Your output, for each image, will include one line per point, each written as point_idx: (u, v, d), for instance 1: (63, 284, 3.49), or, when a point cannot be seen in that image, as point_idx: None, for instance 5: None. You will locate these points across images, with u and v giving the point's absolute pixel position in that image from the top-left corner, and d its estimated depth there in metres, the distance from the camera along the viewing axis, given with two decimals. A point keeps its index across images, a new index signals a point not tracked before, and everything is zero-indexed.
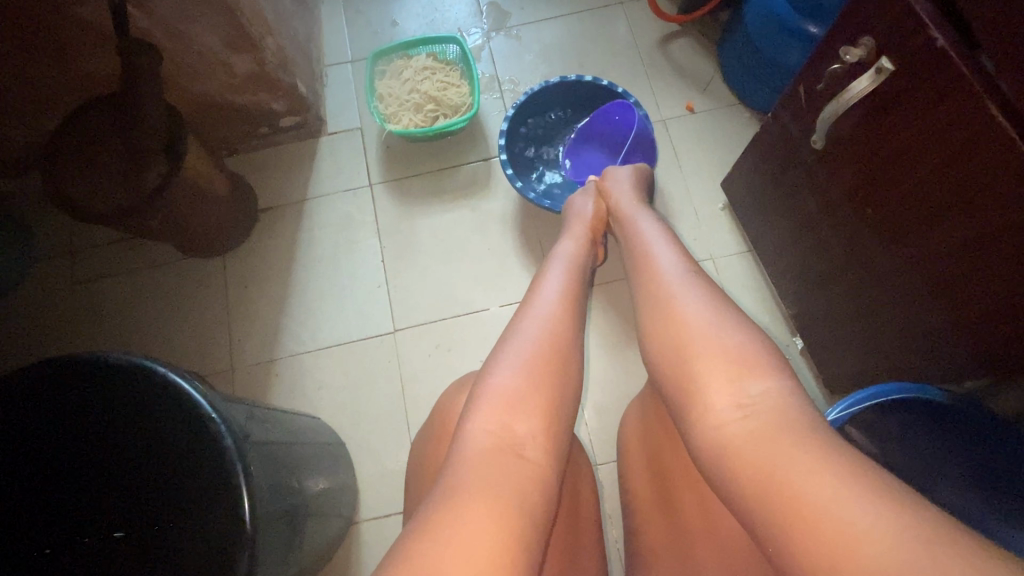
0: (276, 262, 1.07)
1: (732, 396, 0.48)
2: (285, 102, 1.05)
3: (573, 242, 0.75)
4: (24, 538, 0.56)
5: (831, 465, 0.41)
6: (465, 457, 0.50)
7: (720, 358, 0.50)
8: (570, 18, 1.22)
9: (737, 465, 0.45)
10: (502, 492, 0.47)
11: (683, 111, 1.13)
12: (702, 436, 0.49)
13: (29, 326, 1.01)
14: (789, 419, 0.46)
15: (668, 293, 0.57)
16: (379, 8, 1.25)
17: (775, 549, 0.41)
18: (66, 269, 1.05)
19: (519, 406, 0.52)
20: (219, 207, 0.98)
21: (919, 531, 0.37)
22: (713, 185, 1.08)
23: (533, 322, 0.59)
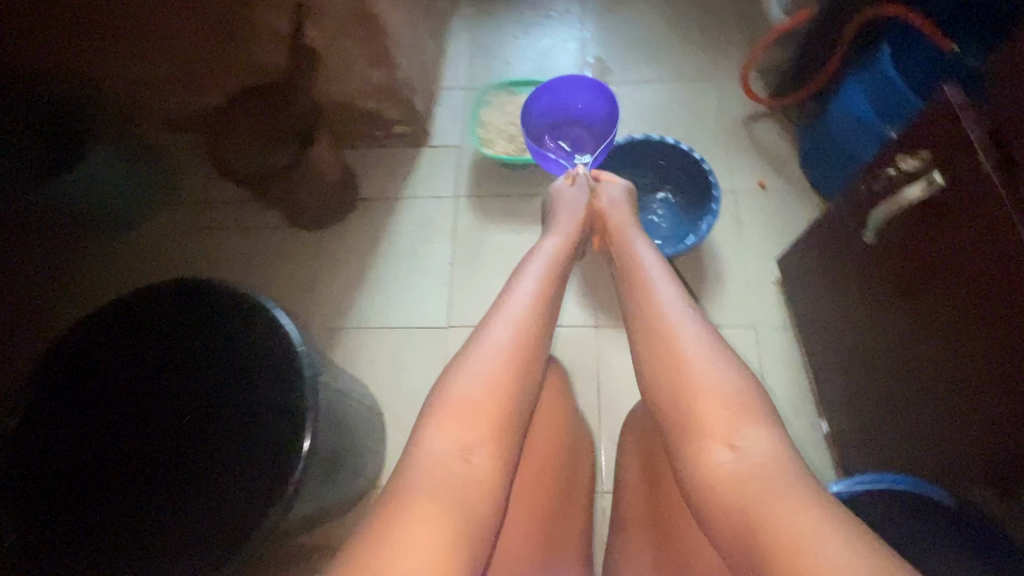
0: (361, 245, 1.21)
1: (726, 436, 0.53)
2: (401, 113, 1.22)
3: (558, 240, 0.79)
4: (132, 410, 0.75)
5: (812, 507, 0.47)
6: (427, 460, 0.56)
7: (722, 401, 0.55)
8: (665, 83, 1.33)
9: (727, 501, 0.51)
10: (449, 497, 0.54)
11: (753, 186, 1.19)
12: (695, 471, 0.54)
13: (139, 256, 1.20)
14: (781, 468, 0.50)
15: (666, 327, 0.62)
16: (497, 47, 1.41)
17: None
18: (191, 214, 1.23)
19: (476, 415, 0.58)
20: (327, 189, 1.14)
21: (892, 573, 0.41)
22: (769, 259, 1.13)
23: (497, 335, 0.63)
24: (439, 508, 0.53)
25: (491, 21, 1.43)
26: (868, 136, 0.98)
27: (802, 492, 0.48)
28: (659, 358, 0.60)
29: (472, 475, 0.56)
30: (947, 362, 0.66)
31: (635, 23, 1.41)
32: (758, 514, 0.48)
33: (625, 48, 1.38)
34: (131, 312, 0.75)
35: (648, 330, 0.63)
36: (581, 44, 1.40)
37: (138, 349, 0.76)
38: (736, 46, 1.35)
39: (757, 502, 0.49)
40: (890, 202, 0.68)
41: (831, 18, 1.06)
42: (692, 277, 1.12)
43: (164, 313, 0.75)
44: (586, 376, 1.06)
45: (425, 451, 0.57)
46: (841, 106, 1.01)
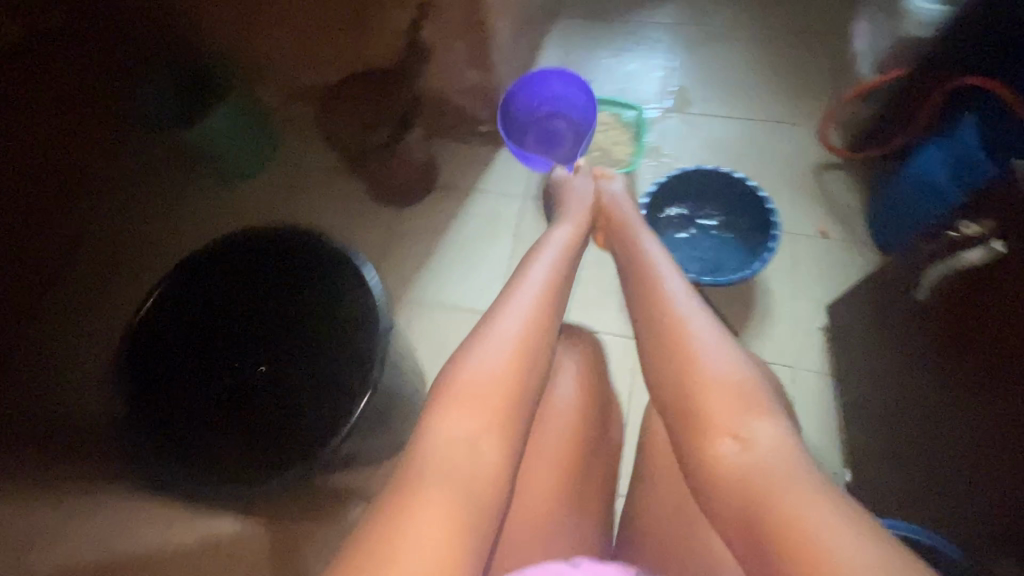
0: (431, 228, 1.30)
1: (730, 427, 0.58)
2: (489, 113, 1.31)
3: (568, 229, 0.83)
4: (239, 324, 0.89)
5: (811, 494, 0.51)
6: (439, 439, 0.59)
7: (728, 395, 0.60)
8: (742, 121, 1.37)
9: (734, 490, 0.55)
10: (457, 484, 0.56)
11: (814, 233, 1.22)
12: (702, 462, 0.59)
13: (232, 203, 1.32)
14: (785, 459, 0.55)
15: (673, 320, 0.66)
16: (586, 65, 1.49)
17: (764, 563, 0.49)
18: (286, 174, 1.33)
19: (487, 400, 0.61)
20: (412, 171, 1.24)
21: (888, 556, 0.45)
22: (818, 305, 1.15)
23: (507, 326, 0.65)
24: (451, 483, 0.56)
25: (584, 40, 1.52)
26: (936, 199, 1.00)
27: (802, 480, 0.52)
28: (666, 350, 0.64)
29: (481, 457, 0.58)
30: (983, 424, 0.68)
31: (721, 61, 1.46)
32: (762, 501, 0.52)
33: (708, 82, 1.43)
34: (249, 245, 0.85)
35: (653, 322, 0.67)
36: (666, 73, 1.46)
37: (250, 277, 0.87)
38: (819, 95, 1.38)
39: (760, 489, 0.53)
40: (948, 259, 0.73)
41: (926, 78, 1.06)
42: (739, 309, 1.15)
43: (276, 253, 0.85)
44: (620, 385, 1.11)
45: (431, 439, 0.59)
46: (917, 165, 1.04)
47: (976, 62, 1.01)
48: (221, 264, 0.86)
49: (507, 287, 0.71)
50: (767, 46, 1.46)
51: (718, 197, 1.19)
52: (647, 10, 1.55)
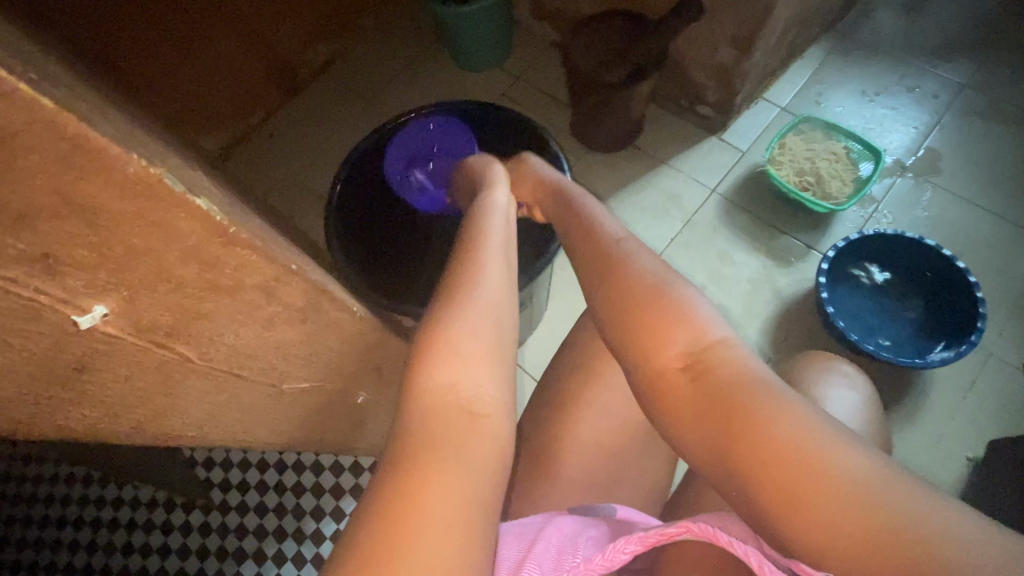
0: (611, 181, 1.33)
1: (679, 350, 0.50)
2: (717, 96, 1.28)
3: (506, 193, 0.72)
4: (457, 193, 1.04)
5: (781, 407, 0.44)
6: (423, 387, 0.48)
7: (673, 315, 0.52)
8: (988, 215, 1.20)
9: (706, 429, 0.47)
10: (448, 429, 0.46)
11: (1016, 364, 1.06)
12: (659, 402, 0.51)
13: (452, 90, 1.46)
14: (744, 371, 0.48)
15: (625, 253, 0.59)
16: (839, 90, 1.37)
17: (763, 511, 0.43)
18: (508, 84, 1.46)
19: (477, 355, 0.50)
20: (621, 123, 1.27)
21: (867, 464, 0.41)
22: (978, 435, 1.01)
23: (479, 297, 0.55)
24: (450, 422, 0.46)
25: (849, 65, 1.39)
26: None
27: (763, 387, 0.46)
28: (619, 280, 0.56)
29: (477, 419, 0.47)
30: None
31: (994, 144, 1.28)
32: (730, 433, 0.45)
33: (966, 160, 1.27)
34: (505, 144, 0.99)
35: (603, 266, 0.59)
36: (922, 130, 1.31)
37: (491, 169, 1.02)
38: None
39: (725, 419, 0.46)
40: None
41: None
42: (884, 396, 1.05)
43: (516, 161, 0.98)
44: None
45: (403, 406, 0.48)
46: None
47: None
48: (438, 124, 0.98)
49: (457, 268, 0.58)
50: None
51: (917, 272, 1.08)
52: (934, 60, 1.38)
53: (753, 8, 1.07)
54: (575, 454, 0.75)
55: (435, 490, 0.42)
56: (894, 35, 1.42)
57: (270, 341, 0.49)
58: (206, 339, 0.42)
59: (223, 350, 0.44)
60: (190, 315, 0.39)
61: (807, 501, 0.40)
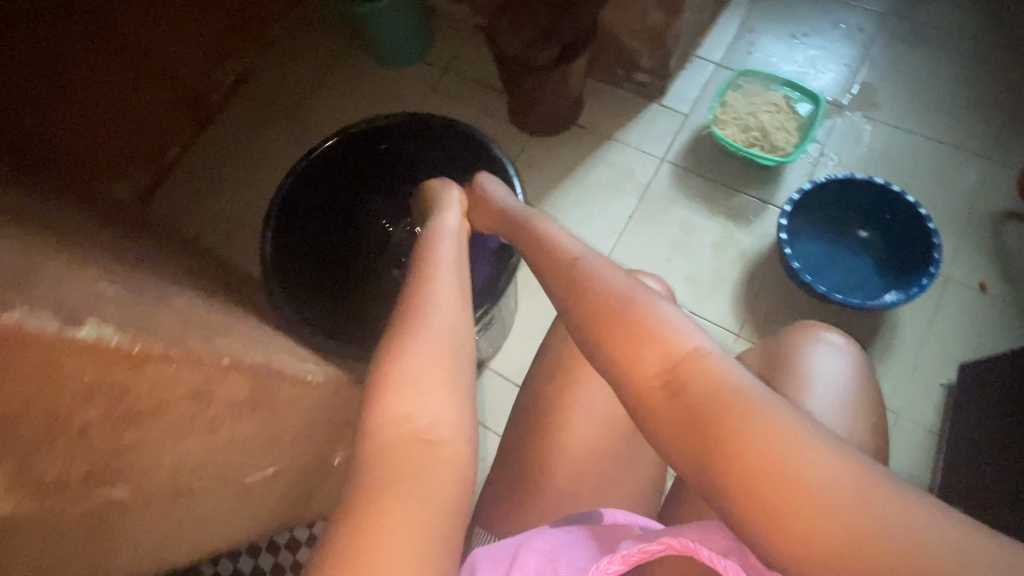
0: (559, 166, 1.29)
1: (655, 367, 0.46)
2: (652, 61, 1.24)
3: (454, 215, 0.67)
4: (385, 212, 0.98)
5: (764, 420, 0.41)
6: (374, 431, 0.43)
7: (641, 329, 0.48)
8: (927, 141, 1.22)
9: (689, 445, 0.44)
10: (400, 479, 0.41)
11: (972, 284, 1.09)
12: (647, 426, 0.47)
13: (378, 92, 1.37)
14: (724, 381, 0.44)
15: (586, 268, 0.55)
16: (768, 36, 1.36)
17: (752, 527, 0.40)
18: (436, 77, 1.38)
19: (430, 387, 0.45)
20: (561, 105, 1.22)
21: (856, 478, 0.38)
22: (948, 359, 1.05)
23: (430, 319, 0.49)
24: (401, 469, 0.41)
25: (775, 9, 1.38)
26: None
27: (744, 400, 0.42)
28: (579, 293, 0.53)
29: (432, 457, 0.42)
30: None
31: (923, 69, 1.29)
32: (718, 452, 0.41)
33: (900, 90, 1.28)
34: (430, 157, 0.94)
35: (570, 280, 0.55)
36: (854, 66, 1.31)
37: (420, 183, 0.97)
38: None
39: (711, 436, 0.42)
40: None
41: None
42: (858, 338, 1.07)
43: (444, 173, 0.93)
44: None
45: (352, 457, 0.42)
46: None
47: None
48: (370, 140, 0.90)
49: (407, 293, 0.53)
50: (984, 67, 1.28)
51: (874, 208, 1.08)
52: None
53: None
54: (573, 467, 0.72)
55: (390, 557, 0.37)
56: None
57: (221, 444, 0.43)
58: (138, 472, 0.36)
59: (165, 473, 0.38)
60: (110, 455, 0.33)
61: (796, 519, 0.38)
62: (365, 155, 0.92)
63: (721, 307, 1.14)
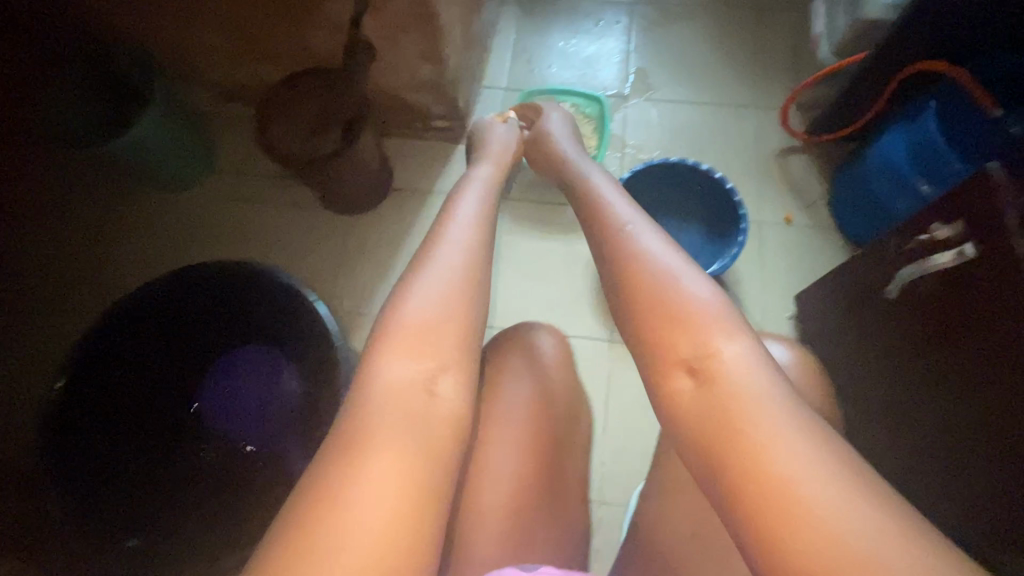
0: (390, 236, 1.24)
1: (688, 354, 0.56)
2: (443, 108, 1.22)
3: (488, 168, 0.89)
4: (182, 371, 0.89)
5: (782, 428, 0.48)
6: (386, 374, 0.58)
7: (680, 319, 0.58)
8: (703, 105, 1.34)
9: (702, 436, 0.52)
10: (406, 435, 0.54)
11: (781, 221, 1.22)
12: (667, 408, 0.56)
13: (174, 224, 1.25)
14: (746, 382, 0.52)
15: (630, 233, 0.68)
16: (541, 50, 1.41)
17: (740, 514, 0.46)
18: (231, 185, 1.27)
19: (436, 340, 0.60)
20: (368, 177, 1.17)
21: (872, 514, 0.42)
22: (788, 295, 1.16)
23: (449, 269, 0.65)
24: (403, 409, 0.56)
25: (539, 22, 1.44)
26: (904, 194, 1.01)
27: (764, 407, 0.50)
28: (609, 249, 0.68)
29: (433, 403, 0.57)
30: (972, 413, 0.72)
31: (677, 41, 1.41)
32: (728, 447, 0.49)
33: (669, 66, 1.38)
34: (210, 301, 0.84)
35: (609, 238, 0.69)
36: (623, 57, 1.40)
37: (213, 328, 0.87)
38: (784, 75, 1.35)
39: (723, 427, 0.51)
40: (916, 263, 0.72)
41: (873, 80, 1.06)
42: None
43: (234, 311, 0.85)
44: (595, 390, 1.12)
45: (376, 390, 0.57)
46: (880, 153, 1.05)
47: (917, 56, 0.99)
48: (135, 313, 0.80)
49: (436, 237, 0.69)
50: (724, 22, 1.41)
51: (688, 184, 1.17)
52: None
53: (424, 28, 1.00)
54: None
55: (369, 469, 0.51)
56: None
57: None
58: None
59: None
60: None
61: (784, 521, 0.43)
62: (142, 328, 0.81)
63: (589, 321, 1.17)
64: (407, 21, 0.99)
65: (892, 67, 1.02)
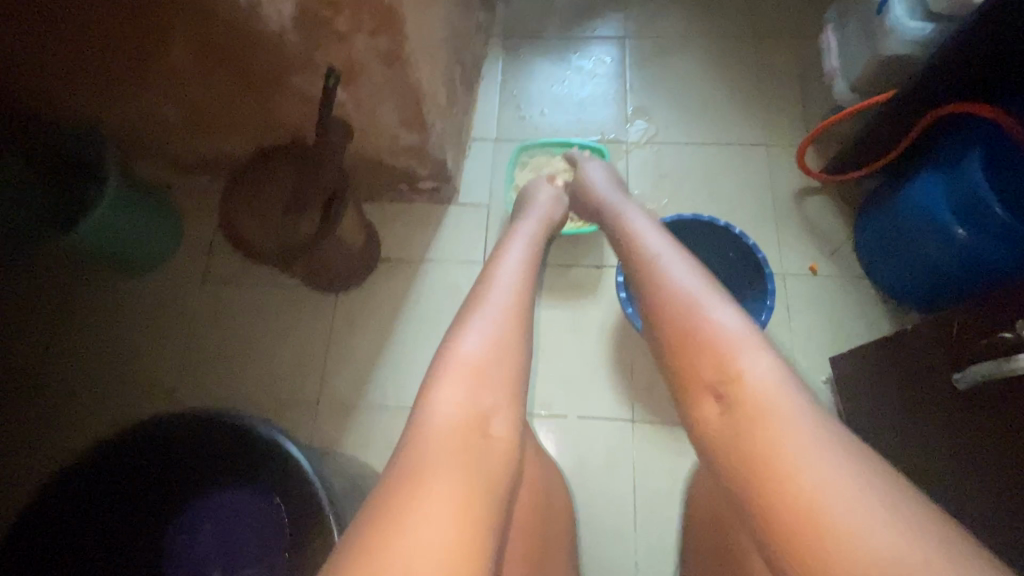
0: (382, 314, 1.14)
1: (713, 378, 0.66)
2: (430, 170, 1.12)
3: (535, 224, 0.93)
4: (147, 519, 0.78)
5: (804, 443, 0.57)
6: (438, 411, 0.65)
7: (707, 346, 0.67)
8: (710, 145, 1.24)
9: (732, 455, 0.61)
10: (468, 467, 0.61)
11: (805, 271, 1.13)
12: (701, 428, 0.66)
13: (145, 321, 1.14)
14: (769, 398, 0.61)
15: (663, 270, 0.75)
16: (531, 94, 1.32)
17: (769, 528, 0.56)
18: (201, 267, 1.18)
19: (488, 382, 0.68)
20: (349, 256, 1.06)
21: (885, 521, 0.52)
22: (821, 355, 1.07)
23: (497, 307, 0.74)
24: (460, 440, 0.63)
25: (526, 64, 1.34)
26: (938, 240, 0.91)
27: (787, 422, 0.59)
28: (642, 278, 0.77)
29: (490, 436, 0.65)
30: None
31: (676, 75, 1.31)
32: (749, 461, 0.59)
33: (670, 103, 1.29)
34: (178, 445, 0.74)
35: (644, 280, 0.76)
36: (619, 95, 1.30)
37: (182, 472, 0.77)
38: (794, 105, 1.25)
39: (749, 448, 0.60)
40: (992, 362, 0.65)
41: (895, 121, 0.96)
42: None
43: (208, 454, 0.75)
44: (619, 477, 1.03)
45: (434, 422, 0.64)
46: (915, 201, 0.95)
47: (949, 97, 0.90)
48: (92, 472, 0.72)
49: (484, 279, 0.79)
50: (724, 51, 1.32)
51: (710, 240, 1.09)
52: (588, 22, 1.37)
53: (405, 96, 0.90)
54: None
55: (438, 480, 0.59)
56: (541, 16, 1.38)
57: None
58: None
59: None
60: None
61: (800, 528, 0.54)
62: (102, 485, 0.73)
63: (606, 399, 1.07)
64: (383, 90, 0.88)
65: (918, 108, 0.93)
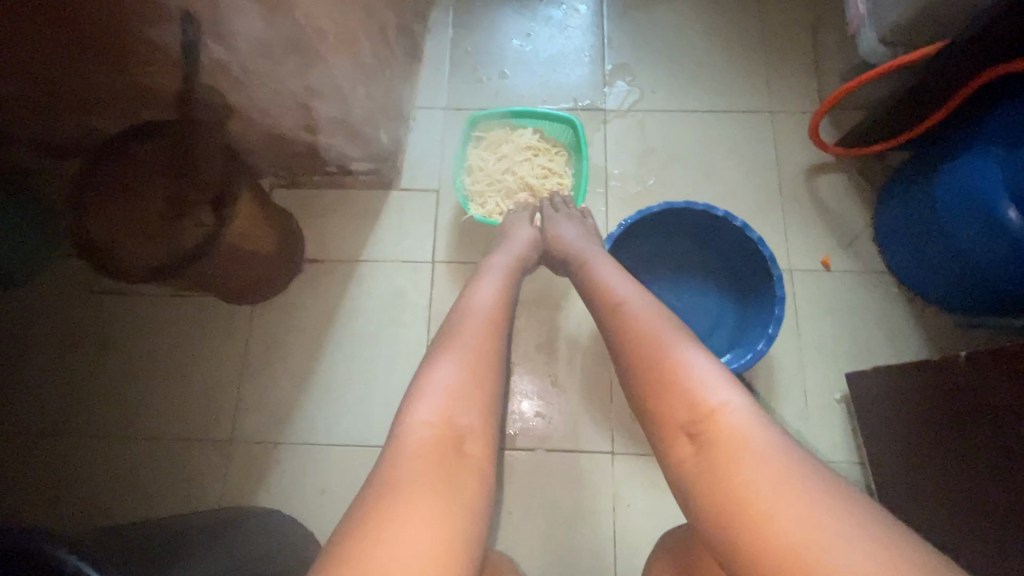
0: (311, 329, 0.94)
1: (684, 420, 0.49)
2: (361, 150, 0.89)
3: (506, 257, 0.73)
4: None
5: (818, 499, 0.41)
6: (410, 425, 0.50)
7: (673, 381, 0.51)
8: (704, 114, 1.03)
9: (718, 513, 0.44)
10: (445, 495, 0.46)
11: (816, 266, 0.95)
12: (675, 481, 0.49)
13: (15, 347, 0.93)
14: (750, 436, 0.46)
15: (630, 311, 0.58)
16: (490, 52, 1.08)
17: None
18: (85, 275, 0.95)
19: (473, 390, 0.52)
20: (256, 261, 0.85)
21: None
22: (834, 367, 0.90)
23: (477, 310, 0.60)
24: (428, 471, 0.47)
25: (483, 13, 1.09)
26: (980, 223, 0.73)
27: (787, 470, 0.43)
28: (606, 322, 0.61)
29: (471, 455, 0.49)
30: None
31: (664, 27, 1.08)
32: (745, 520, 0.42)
33: (657, 62, 1.07)
34: None
35: (611, 312, 0.60)
36: (595, 53, 1.07)
37: None
38: (805, 64, 1.04)
39: (738, 506, 0.43)
40: None
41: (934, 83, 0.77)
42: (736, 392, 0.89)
43: None
44: (597, 521, 0.86)
45: (403, 445, 0.48)
46: (956, 180, 0.76)
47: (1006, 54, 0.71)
48: None
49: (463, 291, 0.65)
50: None
51: (704, 233, 0.90)
52: None
53: None
54: None
55: (375, 556, 0.41)
56: None
57: None
58: None
59: None
60: None
61: None
62: None
63: (580, 427, 0.90)
64: (275, 46, 0.64)
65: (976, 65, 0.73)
